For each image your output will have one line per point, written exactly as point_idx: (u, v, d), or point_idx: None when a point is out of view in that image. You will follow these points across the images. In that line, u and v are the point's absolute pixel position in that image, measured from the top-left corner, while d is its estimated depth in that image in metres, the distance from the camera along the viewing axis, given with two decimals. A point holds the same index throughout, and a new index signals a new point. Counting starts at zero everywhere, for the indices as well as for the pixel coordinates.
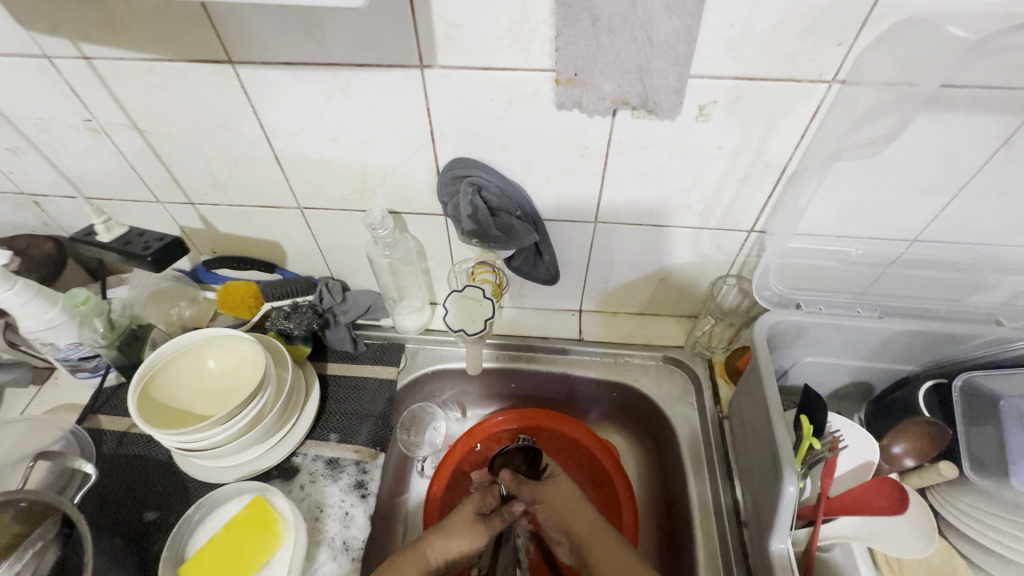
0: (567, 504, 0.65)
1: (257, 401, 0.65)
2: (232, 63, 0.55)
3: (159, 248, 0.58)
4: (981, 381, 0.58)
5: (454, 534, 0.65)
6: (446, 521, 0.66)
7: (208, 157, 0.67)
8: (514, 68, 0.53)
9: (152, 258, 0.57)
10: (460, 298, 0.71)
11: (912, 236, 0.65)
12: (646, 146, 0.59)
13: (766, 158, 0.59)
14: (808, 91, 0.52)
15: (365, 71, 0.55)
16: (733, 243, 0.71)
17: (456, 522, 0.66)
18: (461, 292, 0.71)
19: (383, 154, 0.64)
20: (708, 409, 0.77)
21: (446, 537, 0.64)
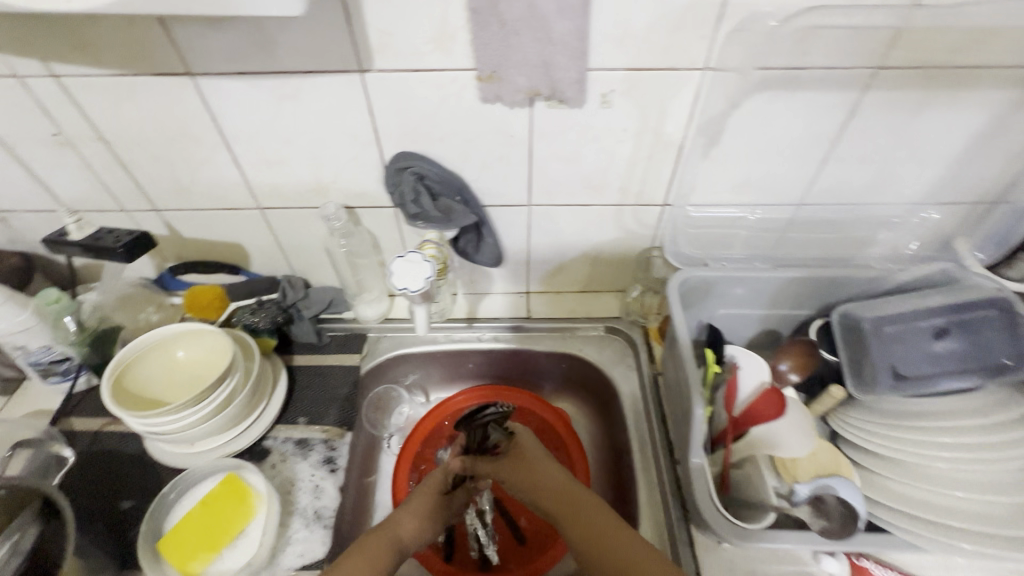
0: (537, 478, 0.63)
1: (226, 384, 0.70)
2: (191, 75, 0.63)
3: (129, 240, 0.67)
4: (852, 312, 0.69)
5: (420, 513, 0.66)
6: (411, 502, 0.67)
7: (171, 165, 0.73)
8: (441, 68, 0.62)
9: (123, 249, 0.66)
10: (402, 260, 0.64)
11: (797, 199, 0.77)
12: (563, 132, 0.69)
13: (665, 138, 0.70)
14: (687, 77, 0.63)
15: (311, 77, 0.63)
16: (651, 217, 0.81)
17: (422, 502, 0.68)
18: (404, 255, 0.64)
19: (334, 152, 0.71)
20: (644, 369, 0.86)
21: (415, 518, 0.65)
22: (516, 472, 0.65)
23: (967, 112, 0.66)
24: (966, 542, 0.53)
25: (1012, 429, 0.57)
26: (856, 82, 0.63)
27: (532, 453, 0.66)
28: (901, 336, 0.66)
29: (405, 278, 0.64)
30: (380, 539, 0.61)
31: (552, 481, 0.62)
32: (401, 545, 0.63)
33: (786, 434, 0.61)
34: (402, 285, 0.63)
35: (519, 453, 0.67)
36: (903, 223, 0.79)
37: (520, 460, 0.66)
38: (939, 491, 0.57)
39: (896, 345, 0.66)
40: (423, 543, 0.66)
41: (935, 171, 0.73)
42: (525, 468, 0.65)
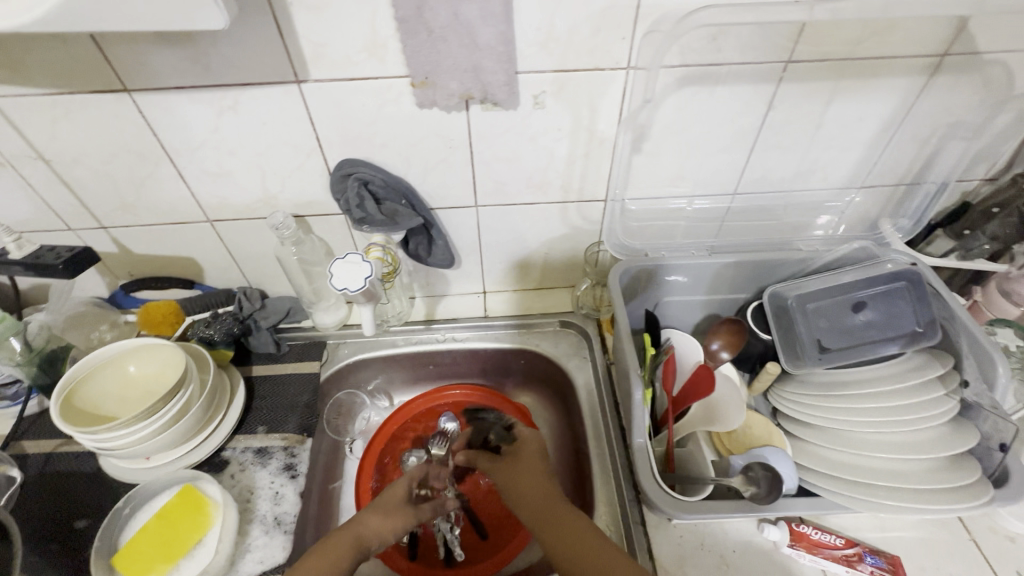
0: (524, 482, 0.64)
1: (180, 396, 0.70)
2: (128, 91, 0.64)
3: (71, 256, 0.68)
4: (782, 292, 0.74)
5: (391, 515, 0.66)
6: (382, 501, 0.67)
7: (115, 181, 0.73)
8: (376, 76, 0.64)
9: (64, 263, 0.67)
10: (342, 262, 0.66)
11: (731, 189, 0.81)
12: (501, 133, 0.72)
13: (599, 135, 0.73)
14: (613, 77, 0.67)
15: (249, 89, 0.64)
16: (595, 212, 0.84)
17: (392, 501, 0.67)
18: (344, 258, 0.66)
19: (278, 162, 0.73)
20: (598, 360, 0.89)
21: (383, 518, 0.65)
22: (509, 476, 0.65)
23: (876, 100, 0.70)
24: (888, 499, 0.56)
25: (928, 391, 0.62)
26: (770, 76, 0.67)
27: (527, 459, 0.67)
28: (822, 310, 0.72)
29: (345, 277, 0.65)
30: (346, 537, 0.61)
31: (538, 487, 0.62)
32: (364, 545, 0.62)
33: (725, 400, 0.66)
34: (342, 285, 0.65)
35: (517, 458, 0.67)
36: (830, 206, 0.84)
37: (516, 464, 0.66)
38: (865, 454, 0.61)
39: (820, 319, 0.72)
40: (387, 545, 0.65)
41: (854, 156, 0.77)
42: (517, 472, 0.65)
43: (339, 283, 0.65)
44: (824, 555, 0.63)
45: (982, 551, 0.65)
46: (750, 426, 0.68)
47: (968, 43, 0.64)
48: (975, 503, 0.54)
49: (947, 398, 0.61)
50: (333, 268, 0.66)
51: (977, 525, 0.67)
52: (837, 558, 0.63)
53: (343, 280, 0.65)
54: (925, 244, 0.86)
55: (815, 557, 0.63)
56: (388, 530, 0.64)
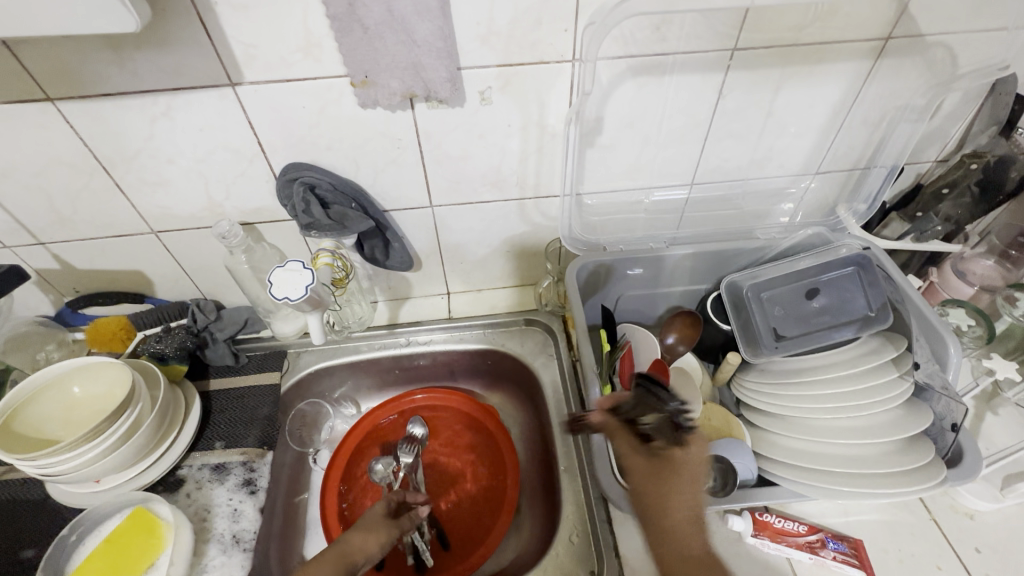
0: (674, 514, 0.52)
1: (128, 415, 0.67)
2: (51, 100, 0.60)
3: None
4: (739, 281, 0.74)
5: (374, 530, 0.65)
6: (364, 518, 0.66)
7: (49, 195, 0.70)
8: (314, 76, 0.62)
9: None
10: (285, 271, 0.64)
11: (688, 180, 0.80)
12: (449, 132, 0.70)
13: (549, 130, 0.72)
14: (559, 69, 0.65)
15: (182, 93, 0.62)
16: (553, 208, 0.83)
17: (373, 517, 0.67)
18: (285, 266, 0.65)
19: (220, 168, 0.70)
20: (564, 358, 0.88)
21: (367, 533, 0.64)
22: (660, 499, 0.52)
23: (825, 85, 0.70)
24: (845, 485, 0.57)
25: (882, 373, 0.61)
26: (717, 64, 0.67)
27: (687, 486, 0.52)
28: (777, 298, 0.72)
29: (286, 284, 0.63)
30: (331, 555, 0.60)
31: (691, 527, 0.52)
32: (351, 562, 0.60)
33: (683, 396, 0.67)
34: (283, 294, 0.63)
35: (675, 478, 0.53)
36: (788, 193, 0.84)
37: (672, 487, 0.52)
38: (822, 440, 0.61)
39: (775, 306, 0.72)
40: (373, 564, 0.63)
41: (808, 143, 0.77)
42: (673, 499, 0.52)
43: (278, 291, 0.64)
44: (787, 543, 0.63)
45: (942, 530, 0.65)
46: (709, 419, 0.68)
47: (910, 25, 0.64)
48: (929, 484, 0.55)
49: (901, 379, 0.61)
50: (274, 277, 0.64)
51: (937, 504, 0.67)
52: (800, 545, 0.63)
53: (282, 289, 0.63)
54: (880, 228, 0.87)
55: (778, 545, 0.63)
56: (373, 544, 0.63)
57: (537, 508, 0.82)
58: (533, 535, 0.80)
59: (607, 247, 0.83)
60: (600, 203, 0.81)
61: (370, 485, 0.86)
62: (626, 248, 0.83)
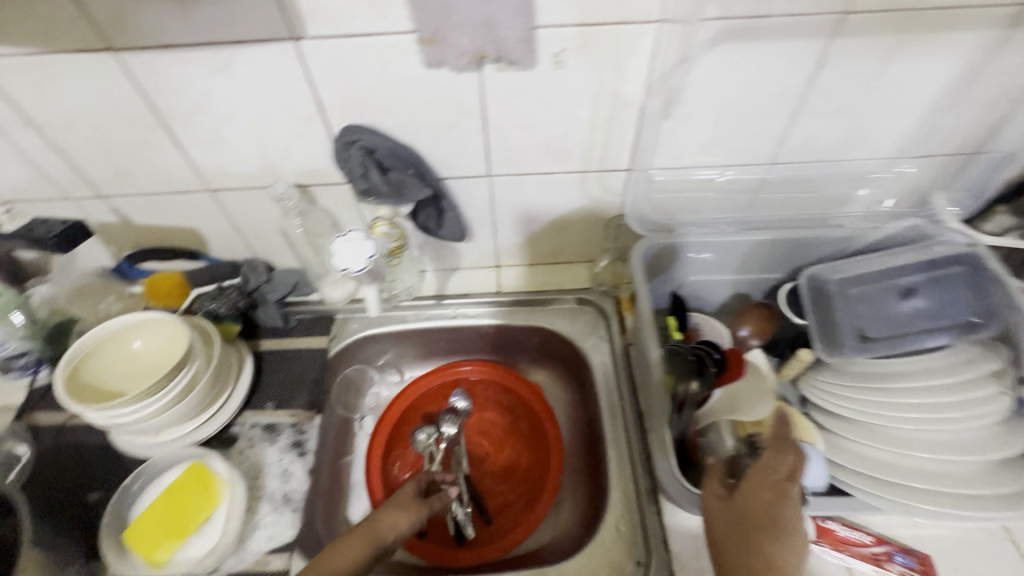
0: (745, 556, 0.49)
1: (186, 372, 0.69)
2: (113, 51, 0.59)
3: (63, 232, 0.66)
4: (820, 274, 0.69)
5: (404, 509, 0.66)
6: (394, 498, 0.67)
7: (110, 148, 0.70)
8: (378, 32, 0.58)
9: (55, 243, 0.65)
10: (346, 241, 0.63)
11: (768, 159, 0.74)
12: (515, 97, 0.65)
13: (623, 99, 0.66)
14: (643, 30, 0.59)
15: (243, 47, 0.59)
16: (617, 182, 0.78)
17: (402, 498, 0.68)
18: (346, 235, 0.63)
19: (278, 127, 0.68)
20: (616, 340, 0.85)
21: (396, 512, 0.65)
22: (731, 542, 0.50)
23: (941, 58, 0.62)
24: (926, 503, 0.53)
25: (978, 388, 0.57)
26: (821, 31, 0.59)
27: (766, 531, 0.48)
28: (865, 296, 0.67)
29: (347, 256, 0.62)
30: (361, 532, 0.60)
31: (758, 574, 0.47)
32: (379, 539, 0.61)
33: (747, 396, 0.64)
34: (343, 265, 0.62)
35: (752, 525, 0.49)
36: (878, 177, 0.76)
37: (748, 529, 0.49)
38: (903, 453, 0.56)
39: (860, 306, 0.67)
40: (403, 541, 0.64)
41: (911, 123, 0.69)
42: (746, 536, 0.49)
43: (338, 263, 0.62)
44: (850, 552, 0.60)
45: None
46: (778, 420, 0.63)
47: None
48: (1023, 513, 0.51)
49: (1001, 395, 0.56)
50: (334, 246, 0.62)
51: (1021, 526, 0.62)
52: (864, 556, 0.60)
53: (344, 259, 0.61)
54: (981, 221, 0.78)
55: (840, 554, 0.59)
56: (402, 521, 0.64)
57: (578, 492, 0.81)
58: (573, 519, 0.79)
59: (675, 229, 0.78)
60: (668, 181, 0.75)
61: (413, 454, 0.87)
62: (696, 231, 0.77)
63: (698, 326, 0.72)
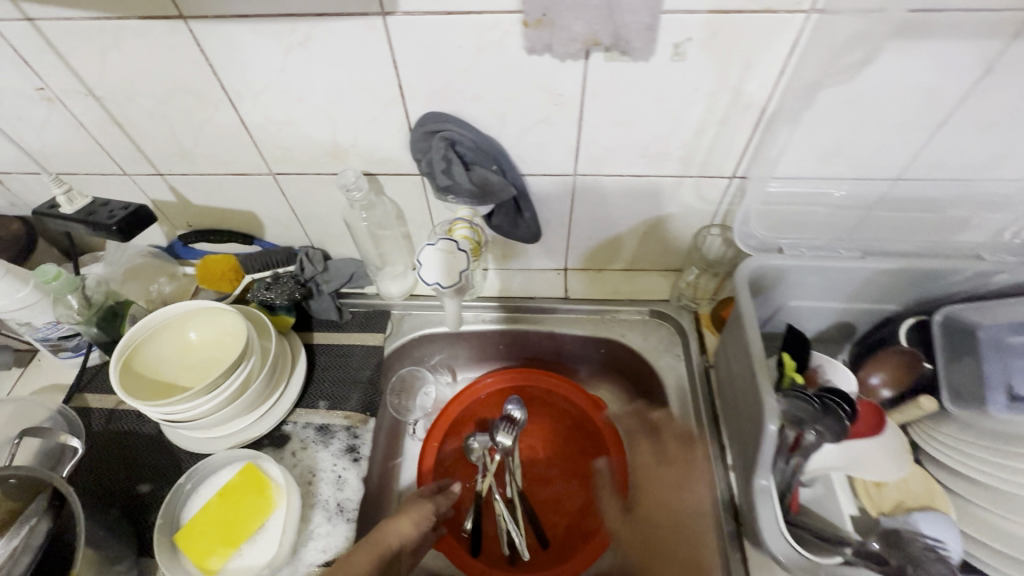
0: None
1: (241, 369, 0.65)
2: (183, 19, 0.53)
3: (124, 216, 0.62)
4: (962, 314, 0.61)
5: (404, 515, 0.64)
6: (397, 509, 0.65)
7: (172, 124, 0.64)
8: (480, 11, 0.51)
9: (118, 229, 0.61)
10: (434, 253, 0.64)
11: (895, 174, 0.63)
12: (621, 91, 0.58)
13: (744, 98, 0.58)
14: (786, 22, 0.51)
15: (325, 21, 0.53)
16: (715, 190, 0.70)
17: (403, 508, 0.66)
18: (436, 246, 0.64)
19: (351, 111, 0.62)
20: (694, 360, 0.78)
21: (396, 519, 0.62)
22: None
23: None
24: None
25: None
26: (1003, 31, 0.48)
27: None
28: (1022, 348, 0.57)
29: (435, 272, 0.65)
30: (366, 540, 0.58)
31: None
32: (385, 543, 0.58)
33: (876, 458, 0.55)
34: (432, 280, 0.65)
35: None
36: None
37: None
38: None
39: (1011, 358, 0.58)
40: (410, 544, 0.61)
41: None
42: None
43: (427, 276, 0.65)
44: None
45: None
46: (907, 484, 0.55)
47: None
48: None
49: None
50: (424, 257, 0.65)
51: None
52: None
53: (432, 274, 0.64)
54: None
55: None
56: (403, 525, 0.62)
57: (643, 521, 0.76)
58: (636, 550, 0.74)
59: (783, 248, 0.68)
60: (780, 192, 0.65)
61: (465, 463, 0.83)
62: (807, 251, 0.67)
63: (817, 367, 0.61)
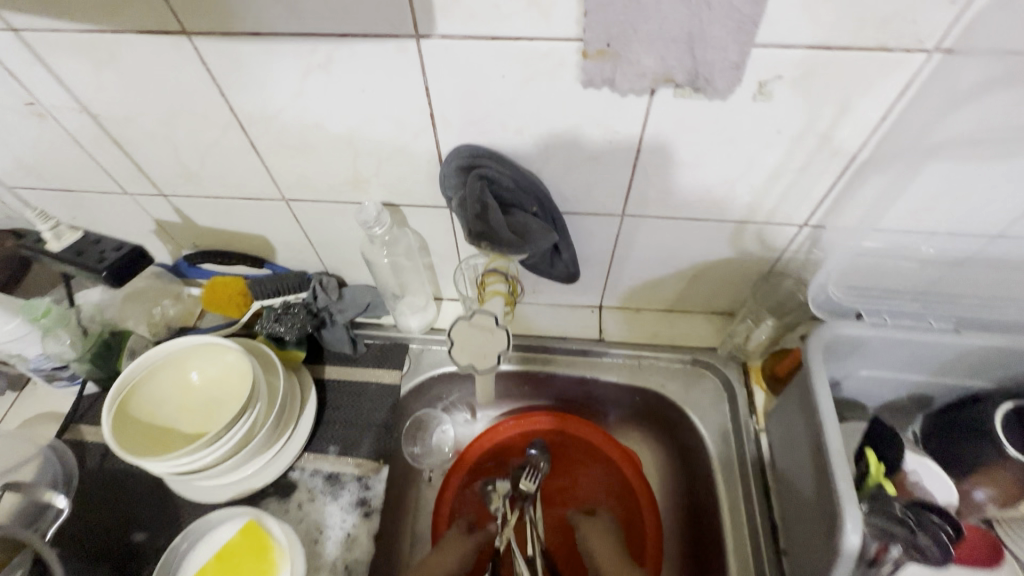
0: None
1: (246, 419, 0.60)
2: (187, 34, 0.46)
3: (114, 259, 0.58)
4: None
5: None
6: None
7: (176, 145, 0.58)
8: (532, 37, 0.43)
9: (108, 274, 0.57)
10: (468, 327, 0.63)
11: (994, 232, 0.52)
12: (687, 131, 0.50)
13: (833, 144, 0.49)
14: (899, 62, 0.42)
15: (349, 42, 0.45)
16: (780, 239, 0.62)
17: None
18: (470, 320, 0.63)
19: (375, 140, 0.55)
20: (742, 420, 0.70)
21: None
22: None
23: None
24: None
25: None
26: None
27: None
28: None
29: (466, 354, 0.63)
30: None
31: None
32: None
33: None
34: (466, 360, 0.63)
35: None
36: None
37: None
38: None
39: None
40: None
41: None
42: None
43: (459, 356, 0.64)
44: None
45: None
46: None
47: None
48: None
49: None
50: (455, 336, 0.63)
51: None
52: None
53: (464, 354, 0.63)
54: None
55: None
56: None
57: None
58: None
59: (863, 314, 0.59)
60: (875, 247, 0.56)
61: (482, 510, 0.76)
62: (893, 321, 0.57)
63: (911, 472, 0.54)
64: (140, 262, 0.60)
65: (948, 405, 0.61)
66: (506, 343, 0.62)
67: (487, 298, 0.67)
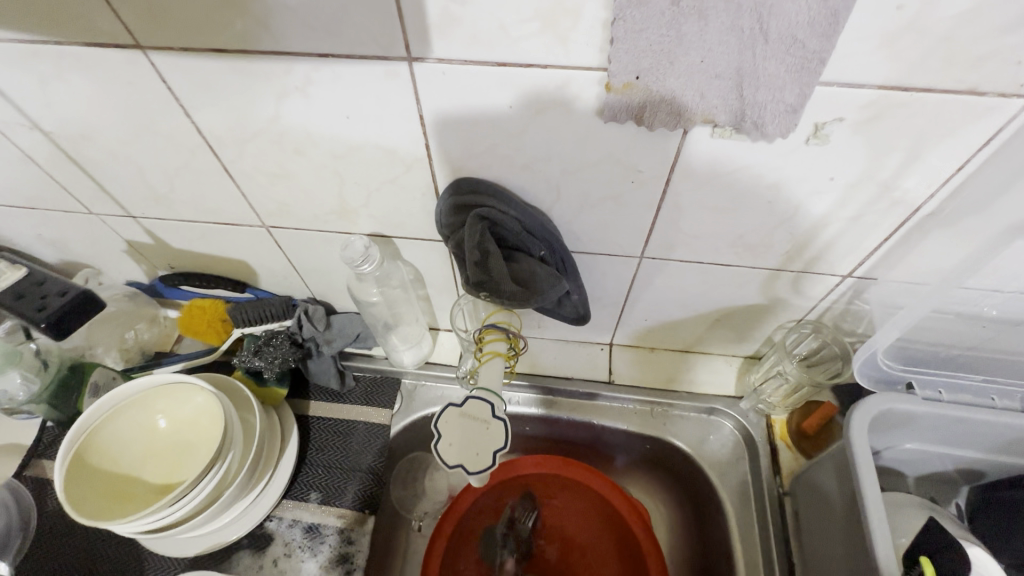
0: None
1: (217, 471, 0.53)
2: (143, 49, 0.39)
3: (62, 309, 0.52)
4: None
5: None
6: None
7: (141, 167, 0.51)
8: (546, 65, 0.36)
9: (46, 324, 0.51)
10: (459, 417, 0.50)
11: None
12: (723, 173, 0.43)
13: (895, 194, 0.42)
14: (989, 108, 0.35)
15: (331, 63, 0.38)
16: (819, 288, 0.55)
17: None
18: (462, 408, 0.50)
19: (363, 170, 0.48)
20: (766, 481, 0.63)
21: None
22: None
23: None
24: None
25: None
26: None
27: None
28: None
29: (455, 451, 0.49)
30: None
31: None
32: None
33: None
34: (455, 461, 0.49)
35: None
36: None
37: None
38: None
39: None
40: None
41: None
42: None
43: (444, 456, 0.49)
44: None
45: None
46: None
47: None
48: None
49: None
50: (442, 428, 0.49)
51: None
52: None
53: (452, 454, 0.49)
54: None
55: None
56: None
57: None
58: None
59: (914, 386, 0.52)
60: (943, 306, 0.48)
61: (474, 551, 0.69)
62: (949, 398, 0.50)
63: None
64: (85, 311, 0.54)
65: (1001, 483, 0.54)
66: (504, 441, 0.49)
67: (485, 360, 0.55)
